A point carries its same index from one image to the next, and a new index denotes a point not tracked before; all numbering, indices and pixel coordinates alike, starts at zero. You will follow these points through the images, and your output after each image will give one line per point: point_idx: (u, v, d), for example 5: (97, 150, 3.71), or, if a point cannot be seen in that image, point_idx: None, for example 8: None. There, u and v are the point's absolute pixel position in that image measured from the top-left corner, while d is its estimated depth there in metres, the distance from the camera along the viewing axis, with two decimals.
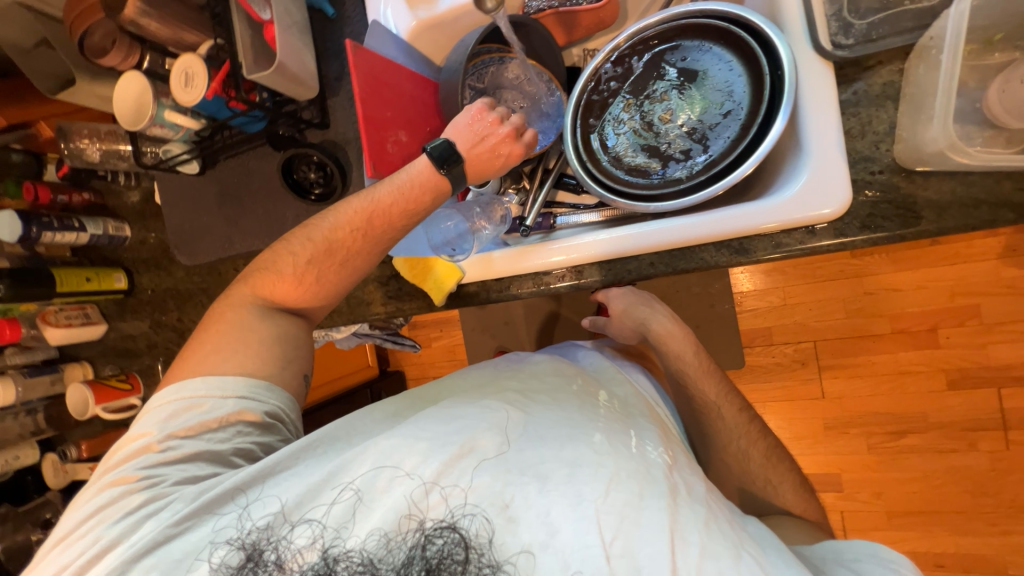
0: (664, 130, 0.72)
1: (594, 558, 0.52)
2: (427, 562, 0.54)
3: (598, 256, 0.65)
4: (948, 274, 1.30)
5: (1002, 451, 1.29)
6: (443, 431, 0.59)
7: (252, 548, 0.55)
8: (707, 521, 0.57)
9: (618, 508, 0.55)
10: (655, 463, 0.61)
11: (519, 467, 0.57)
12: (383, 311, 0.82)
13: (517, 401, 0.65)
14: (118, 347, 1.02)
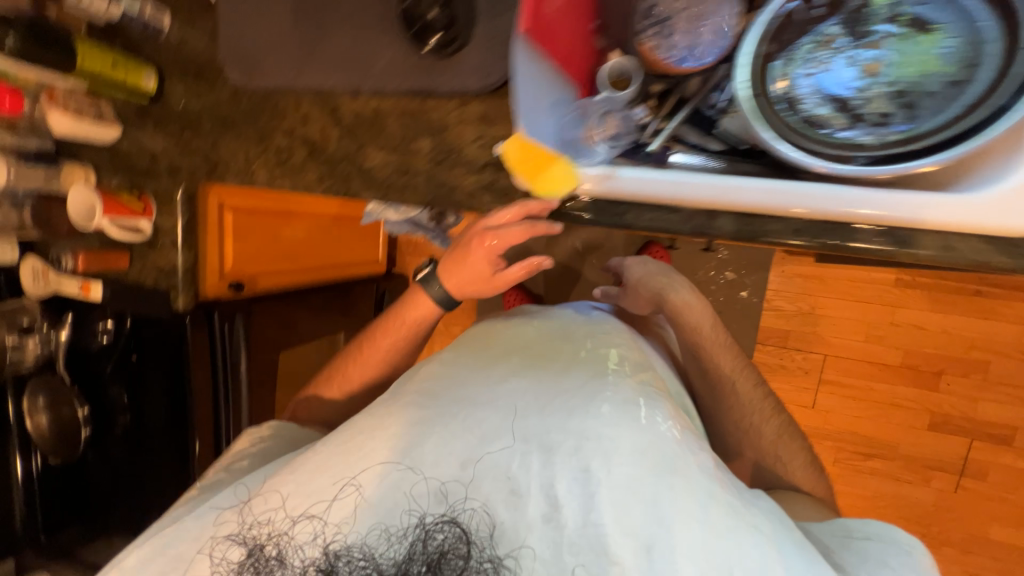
0: (862, 83, 0.57)
1: (603, 534, 0.64)
2: (428, 557, 0.64)
3: (744, 207, 0.56)
4: (976, 327, 1.32)
5: (950, 492, 1.39)
6: (449, 413, 0.74)
7: (254, 544, 0.68)
8: (718, 496, 0.65)
9: (619, 489, 0.66)
10: (663, 435, 0.70)
11: (519, 445, 0.70)
12: (466, 203, 0.68)
13: (516, 386, 0.78)
14: (129, 159, 0.88)
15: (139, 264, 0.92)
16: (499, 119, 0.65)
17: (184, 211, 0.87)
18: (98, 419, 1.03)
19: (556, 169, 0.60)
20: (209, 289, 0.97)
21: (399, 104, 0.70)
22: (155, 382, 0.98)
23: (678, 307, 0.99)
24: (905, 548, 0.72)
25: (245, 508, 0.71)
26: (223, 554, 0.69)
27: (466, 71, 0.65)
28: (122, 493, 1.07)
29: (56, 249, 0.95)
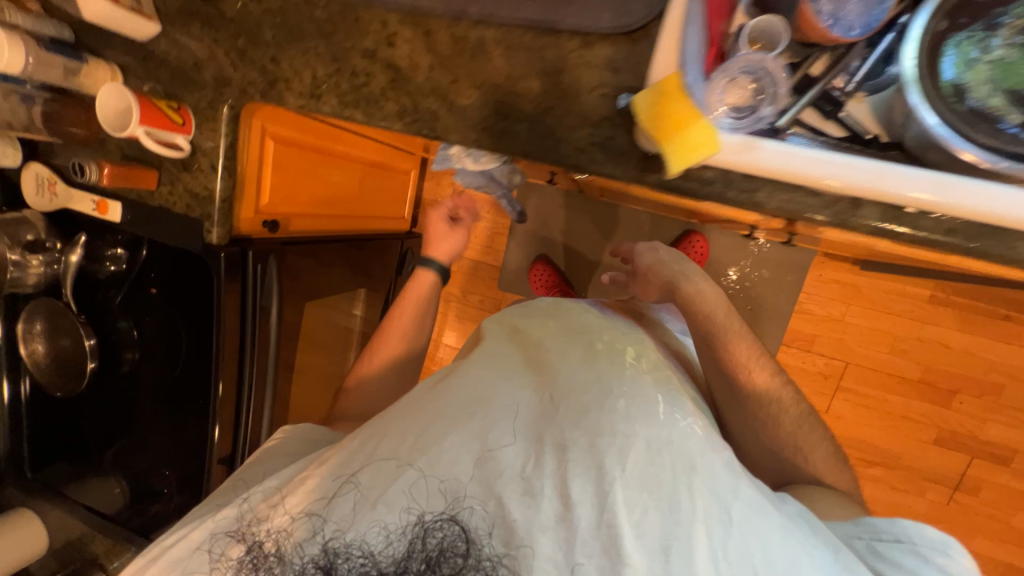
0: None
1: (619, 537, 0.61)
2: (428, 556, 0.61)
3: (903, 199, 0.51)
4: (998, 351, 1.35)
5: (943, 504, 1.45)
6: (447, 415, 0.70)
7: (253, 542, 0.66)
8: (741, 494, 0.63)
9: (635, 487, 0.63)
10: (682, 431, 0.68)
11: (525, 438, 0.68)
12: (574, 159, 0.61)
13: (523, 386, 0.74)
14: (168, 63, 0.76)
15: (168, 186, 0.81)
16: (628, 68, 0.58)
17: (229, 132, 0.76)
18: (105, 353, 0.95)
19: (695, 129, 0.53)
20: (243, 225, 0.88)
21: (510, 37, 0.61)
22: (174, 317, 0.89)
23: (691, 295, 0.90)
24: (932, 555, 0.63)
25: (244, 504, 0.71)
26: (221, 551, 0.67)
27: (599, 7, 0.57)
28: (123, 436, 0.98)
29: (68, 158, 0.83)
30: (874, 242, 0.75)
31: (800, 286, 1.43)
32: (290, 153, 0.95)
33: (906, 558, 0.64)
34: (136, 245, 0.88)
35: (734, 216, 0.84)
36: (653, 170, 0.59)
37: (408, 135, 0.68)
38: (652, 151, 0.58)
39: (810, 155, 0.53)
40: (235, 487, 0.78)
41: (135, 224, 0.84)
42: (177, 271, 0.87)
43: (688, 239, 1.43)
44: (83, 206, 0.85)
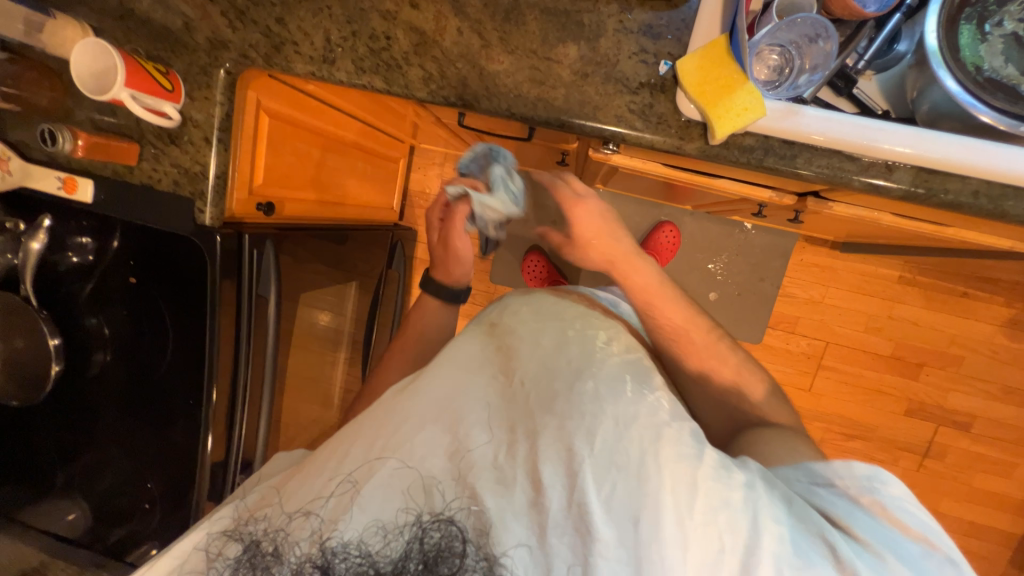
0: None
1: (590, 515, 0.47)
2: (426, 556, 0.47)
3: (929, 159, 0.54)
4: (959, 325, 1.46)
5: (914, 471, 1.55)
6: (400, 408, 0.56)
7: (249, 540, 0.51)
8: (709, 460, 0.50)
9: (603, 461, 0.49)
10: (652, 406, 0.55)
11: (493, 421, 0.55)
12: (615, 127, 0.59)
13: (481, 371, 0.61)
14: (150, 23, 0.68)
15: (151, 162, 0.73)
16: (667, 35, 0.58)
17: (225, 100, 0.70)
18: (71, 355, 0.83)
19: (740, 94, 0.54)
20: (238, 207, 0.80)
21: (544, 1, 0.60)
22: (156, 309, 0.80)
23: (649, 272, 0.77)
24: (861, 494, 0.53)
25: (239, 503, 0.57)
26: (216, 549, 0.53)
27: None
28: (87, 451, 0.86)
29: (25, 130, 0.73)
30: (879, 215, 0.79)
31: (784, 271, 1.49)
32: (285, 131, 0.88)
33: (830, 499, 0.53)
34: (105, 231, 0.79)
35: (744, 193, 0.85)
36: (693, 138, 0.58)
37: (432, 104, 0.64)
38: (692, 119, 0.58)
39: (846, 121, 0.55)
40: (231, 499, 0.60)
41: (110, 205, 0.75)
42: (156, 258, 0.78)
43: (662, 229, 1.46)
44: (44, 184, 0.75)
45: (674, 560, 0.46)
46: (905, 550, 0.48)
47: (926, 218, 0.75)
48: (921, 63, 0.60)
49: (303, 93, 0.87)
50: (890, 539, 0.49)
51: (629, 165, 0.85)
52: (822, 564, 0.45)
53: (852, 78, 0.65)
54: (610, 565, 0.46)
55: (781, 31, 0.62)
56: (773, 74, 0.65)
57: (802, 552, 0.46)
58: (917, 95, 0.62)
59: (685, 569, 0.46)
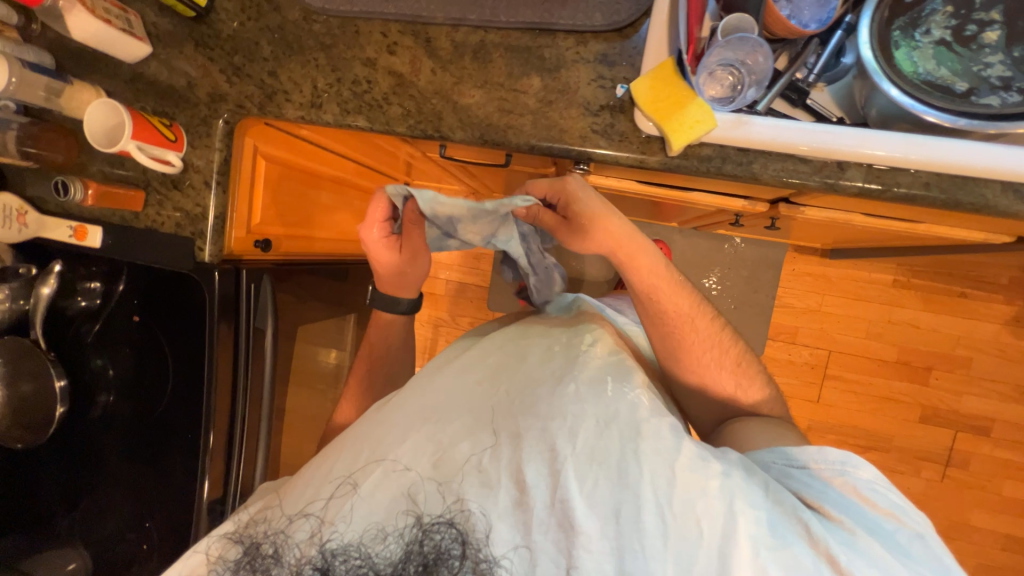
0: (980, 50, 0.61)
1: (573, 510, 0.49)
2: (424, 559, 0.46)
3: (878, 157, 0.57)
4: (961, 325, 1.45)
5: (938, 481, 1.49)
6: (393, 417, 0.58)
7: (251, 543, 0.51)
8: (686, 451, 0.52)
9: (584, 459, 0.51)
10: (632, 404, 0.56)
11: (479, 426, 0.56)
12: (582, 146, 0.64)
13: (467, 379, 0.62)
14: (157, 83, 0.76)
15: (156, 208, 0.78)
16: (621, 62, 0.63)
17: (223, 147, 0.76)
18: (75, 396, 0.86)
19: (691, 108, 0.58)
20: (236, 245, 0.85)
21: (507, 40, 0.66)
22: (158, 346, 0.84)
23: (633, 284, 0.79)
24: (833, 476, 0.56)
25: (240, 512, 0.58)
26: (215, 553, 0.52)
27: (590, 8, 0.63)
28: (87, 493, 0.86)
29: (42, 185, 0.79)
30: (851, 216, 0.82)
31: (777, 281, 1.51)
32: (280, 172, 0.93)
33: (803, 483, 0.56)
34: (113, 275, 0.83)
35: (719, 204, 0.88)
36: (653, 152, 0.62)
37: (412, 137, 0.69)
38: (651, 135, 0.62)
39: (795, 127, 0.58)
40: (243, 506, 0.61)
41: (116, 248, 0.80)
42: (159, 298, 0.82)
43: (652, 248, 1.49)
44: (57, 233, 0.80)
45: (655, 548, 0.47)
46: (876, 527, 0.50)
47: (895, 215, 0.77)
48: (863, 74, 0.64)
49: (299, 139, 0.94)
50: (863, 518, 0.51)
51: (606, 184, 0.89)
52: (797, 543, 0.47)
53: (802, 89, 0.69)
54: (594, 557, 0.47)
55: (725, 51, 0.66)
56: (729, 92, 0.68)
57: (778, 532, 0.48)
58: (865, 102, 0.65)
59: (665, 558, 0.47)
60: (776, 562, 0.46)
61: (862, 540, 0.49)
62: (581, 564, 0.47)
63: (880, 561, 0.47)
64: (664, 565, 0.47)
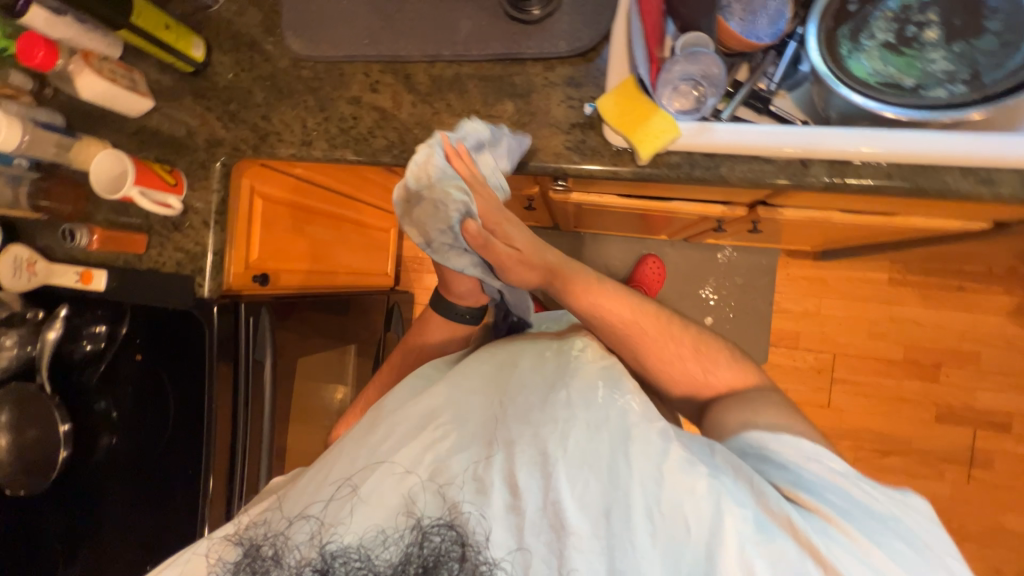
0: (923, 49, 0.65)
1: (564, 511, 0.49)
2: (424, 561, 0.48)
3: (840, 152, 0.60)
4: (964, 319, 1.43)
5: (965, 484, 1.43)
6: (390, 425, 0.58)
7: (250, 543, 0.52)
8: (675, 452, 0.52)
9: (575, 461, 0.51)
10: (623, 411, 0.56)
11: (472, 434, 0.55)
12: (558, 161, 0.67)
13: (459, 389, 0.62)
14: (159, 133, 0.81)
15: (158, 249, 0.82)
16: (587, 83, 0.68)
17: (221, 187, 0.81)
18: (79, 440, 0.86)
19: (655, 119, 0.62)
20: (235, 280, 0.88)
21: (480, 71, 0.71)
22: (159, 383, 0.85)
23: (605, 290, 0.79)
24: (808, 461, 0.55)
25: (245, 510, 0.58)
26: (214, 554, 0.52)
27: (554, 37, 0.68)
28: (89, 539, 0.85)
29: (51, 235, 0.84)
30: (828, 213, 0.84)
31: (772, 287, 1.51)
32: (278, 210, 0.97)
33: (780, 472, 0.55)
34: (117, 318, 0.86)
35: (699, 211, 0.91)
36: (625, 163, 0.65)
37: (397, 166, 0.73)
38: (621, 146, 0.65)
39: (756, 130, 0.61)
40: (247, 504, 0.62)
41: (121, 291, 0.84)
42: (161, 337, 0.84)
43: (646, 262, 1.51)
44: (66, 280, 0.84)
45: (643, 546, 0.48)
46: (854, 511, 0.50)
47: (869, 209, 0.79)
48: (816, 79, 0.67)
49: (292, 177, 0.98)
50: (843, 503, 0.51)
51: (589, 201, 0.92)
52: (784, 538, 0.47)
53: (765, 95, 0.73)
54: (587, 557, 0.47)
55: (684, 65, 0.69)
56: (693, 104, 0.70)
57: (762, 527, 0.47)
58: (824, 105, 0.68)
59: (653, 556, 0.48)
60: (762, 556, 0.46)
61: (841, 529, 0.48)
62: (574, 565, 0.47)
63: (862, 549, 0.47)
64: (651, 563, 0.47)
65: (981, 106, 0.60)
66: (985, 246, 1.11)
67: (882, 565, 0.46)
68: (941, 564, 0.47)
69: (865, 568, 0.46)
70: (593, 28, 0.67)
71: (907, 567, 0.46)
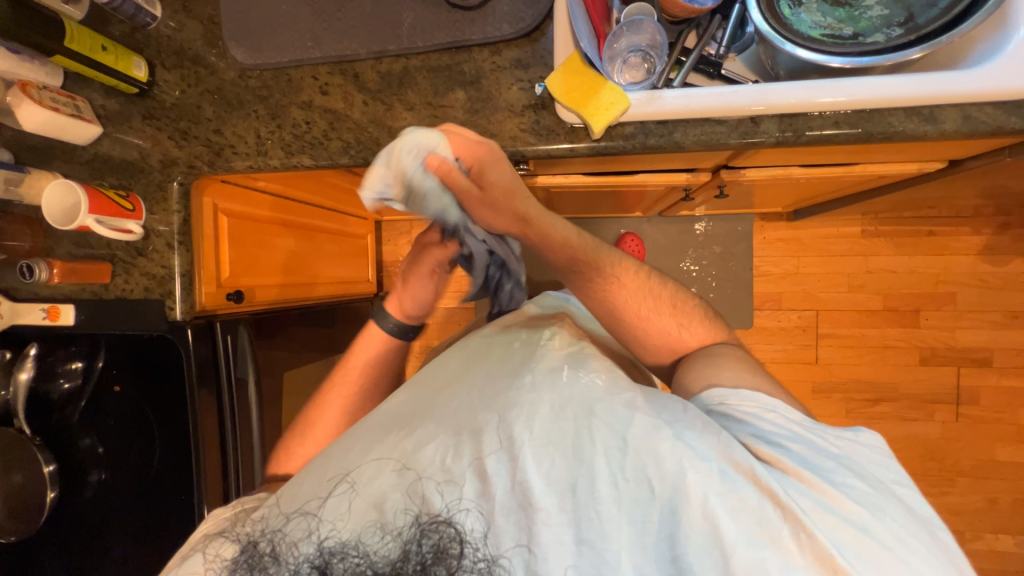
0: None
1: (531, 489, 0.49)
2: (423, 558, 0.46)
3: (787, 105, 0.60)
4: (937, 263, 1.46)
5: (953, 422, 1.47)
6: (369, 427, 0.59)
7: (247, 541, 0.51)
8: (639, 421, 0.53)
9: (541, 441, 0.52)
10: (586, 386, 0.58)
11: (445, 424, 0.56)
12: (514, 144, 0.67)
13: (432, 390, 0.63)
14: (111, 159, 0.80)
15: (123, 276, 0.80)
16: (535, 63, 0.67)
17: (181, 207, 0.79)
18: (66, 480, 0.85)
19: (605, 92, 0.62)
20: (208, 301, 0.86)
21: (428, 62, 0.70)
22: (142, 415, 0.85)
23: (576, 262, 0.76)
24: (765, 412, 0.58)
25: (237, 512, 0.59)
26: (214, 551, 0.52)
27: (497, 20, 0.68)
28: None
29: (12, 274, 0.82)
30: (789, 170, 0.85)
31: (749, 252, 1.53)
32: (244, 226, 0.96)
33: (739, 427, 0.57)
34: (92, 353, 0.85)
35: (665, 181, 0.92)
36: (581, 139, 0.65)
37: (355, 166, 0.72)
38: (575, 124, 0.65)
39: (706, 93, 0.62)
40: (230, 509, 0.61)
41: (89, 325, 0.81)
42: (141, 364, 0.84)
43: (624, 241, 1.52)
44: (32, 318, 0.82)
45: (610, 514, 0.49)
46: (809, 456, 0.53)
47: (828, 161, 0.81)
48: (761, 38, 0.68)
49: (258, 191, 0.97)
50: (797, 448, 0.54)
51: (556, 183, 0.93)
52: (744, 486, 0.48)
53: (714, 58, 0.73)
54: (555, 532, 0.48)
55: (629, 37, 0.70)
56: (645, 74, 0.70)
57: (726, 477, 0.48)
58: (772, 63, 0.70)
59: (621, 521, 0.49)
60: (726, 509, 0.47)
61: (798, 476, 0.50)
62: (542, 541, 0.48)
63: (815, 490, 0.49)
64: (618, 529, 0.49)
65: (918, 45, 0.61)
66: (949, 188, 1.13)
67: (837, 503, 0.48)
68: (888, 493, 0.50)
69: (819, 509, 0.48)
70: (535, 7, 0.67)
71: (858, 501, 0.48)
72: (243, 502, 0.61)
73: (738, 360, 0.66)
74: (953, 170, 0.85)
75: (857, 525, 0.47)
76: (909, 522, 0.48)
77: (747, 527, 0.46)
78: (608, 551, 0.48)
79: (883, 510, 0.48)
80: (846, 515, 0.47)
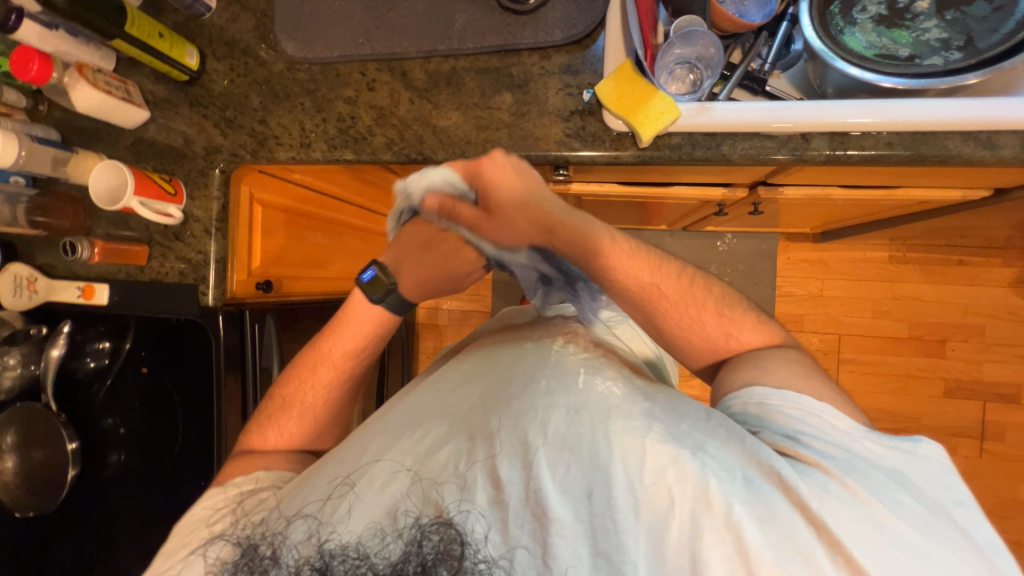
0: (914, 18, 0.66)
1: (545, 497, 0.47)
2: (424, 560, 0.44)
3: (839, 124, 0.60)
4: (966, 293, 1.44)
5: (976, 457, 1.43)
6: (382, 429, 0.57)
7: (247, 543, 0.51)
8: (655, 428, 0.50)
9: (555, 446, 0.50)
10: (602, 393, 0.55)
11: (458, 429, 0.54)
12: (556, 148, 0.67)
13: (447, 390, 0.62)
14: (156, 143, 0.81)
15: (159, 260, 0.81)
16: (584, 71, 0.68)
17: (221, 195, 0.80)
18: (86, 458, 0.84)
19: (655, 102, 0.62)
20: (238, 288, 0.86)
21: (476, 63, 0.71)
22: (168, 399, 0.85)
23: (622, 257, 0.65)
24: (811, 415, 0.52)
25: (237, 506, 0.59)
26: (214, 555, 0.52)
27: (549, 26, 0.69)
28: (102, 558, 0.84)
29: (52, 251, 0.84)
30: (827, 190, 0.84)
31: (771, 271, 1.52)
32: (279, 218, 0.97)
33: (776, 428, 0.52)
34: (121, 335, 0.85)
35: (700, 194, 0.91)
36: (626, 147, 0.66)
37: (397, 163, 0.73)
38: (622, 132, 0.66)
39: (755, 107, 0.61)
40: (235, 498, 0.61)
41: (125, 304, 0.83)
42: (170, 348, 0.84)
43: None
44: (67, 296, 0.83)
45: (627, 524, 0.46)
46: (855, 465, 0.47)
47: (870, 182, 0.80)
48: (813, 55, 0.67)
49: (294, 185, 0.97)
50: (839, 454, 0.48)
51: (588, 190, 0.93)
52: (772, 494, 0.45)
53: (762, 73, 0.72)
54: (570, 543, 0.45)
55: (681, 49, 0.71)
56: (690, 87, 0.70)
57: (752, 486, 0.45)
58: (820, 81, 0.70)
59: (639, 531, 0.45)
60: (755, 517, 0.44)
61: (838, 480, 0.45)
62: (558, 552, 0.45)
63: (855, 501, 0.44)
64: (638, 543, 0.45)
65: (978, 70, 0.61)
66: (986, 216, 1.11)
67: (879, 516, 0.43)
68: (940, 514, 0.44)
69: (857, 518, 0.43)
70: (588, 15, 0.68)
71: (904, 517, 0.43)
72: (242, 482, 0.64)
73: (802, 366, 0.58)
74: (999, 200, 0.83)
75: (899, 540, 0.42)
76: (956, 548, 0.42)
77: (777, 541, 0.43)
78: (624, 563, 0.45)
79: (932, 533, 0.43)
80: (892, 531, 0.42)
